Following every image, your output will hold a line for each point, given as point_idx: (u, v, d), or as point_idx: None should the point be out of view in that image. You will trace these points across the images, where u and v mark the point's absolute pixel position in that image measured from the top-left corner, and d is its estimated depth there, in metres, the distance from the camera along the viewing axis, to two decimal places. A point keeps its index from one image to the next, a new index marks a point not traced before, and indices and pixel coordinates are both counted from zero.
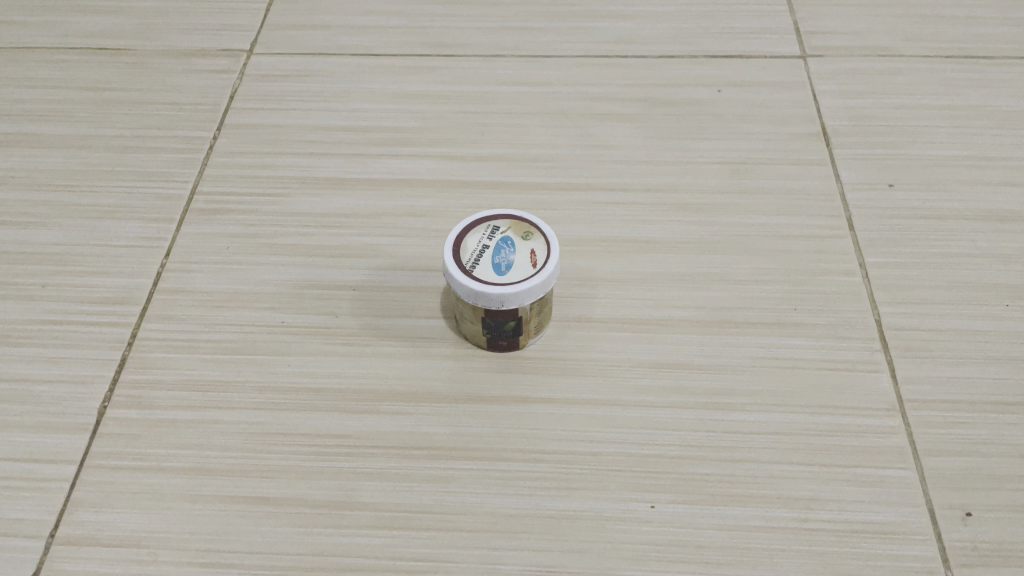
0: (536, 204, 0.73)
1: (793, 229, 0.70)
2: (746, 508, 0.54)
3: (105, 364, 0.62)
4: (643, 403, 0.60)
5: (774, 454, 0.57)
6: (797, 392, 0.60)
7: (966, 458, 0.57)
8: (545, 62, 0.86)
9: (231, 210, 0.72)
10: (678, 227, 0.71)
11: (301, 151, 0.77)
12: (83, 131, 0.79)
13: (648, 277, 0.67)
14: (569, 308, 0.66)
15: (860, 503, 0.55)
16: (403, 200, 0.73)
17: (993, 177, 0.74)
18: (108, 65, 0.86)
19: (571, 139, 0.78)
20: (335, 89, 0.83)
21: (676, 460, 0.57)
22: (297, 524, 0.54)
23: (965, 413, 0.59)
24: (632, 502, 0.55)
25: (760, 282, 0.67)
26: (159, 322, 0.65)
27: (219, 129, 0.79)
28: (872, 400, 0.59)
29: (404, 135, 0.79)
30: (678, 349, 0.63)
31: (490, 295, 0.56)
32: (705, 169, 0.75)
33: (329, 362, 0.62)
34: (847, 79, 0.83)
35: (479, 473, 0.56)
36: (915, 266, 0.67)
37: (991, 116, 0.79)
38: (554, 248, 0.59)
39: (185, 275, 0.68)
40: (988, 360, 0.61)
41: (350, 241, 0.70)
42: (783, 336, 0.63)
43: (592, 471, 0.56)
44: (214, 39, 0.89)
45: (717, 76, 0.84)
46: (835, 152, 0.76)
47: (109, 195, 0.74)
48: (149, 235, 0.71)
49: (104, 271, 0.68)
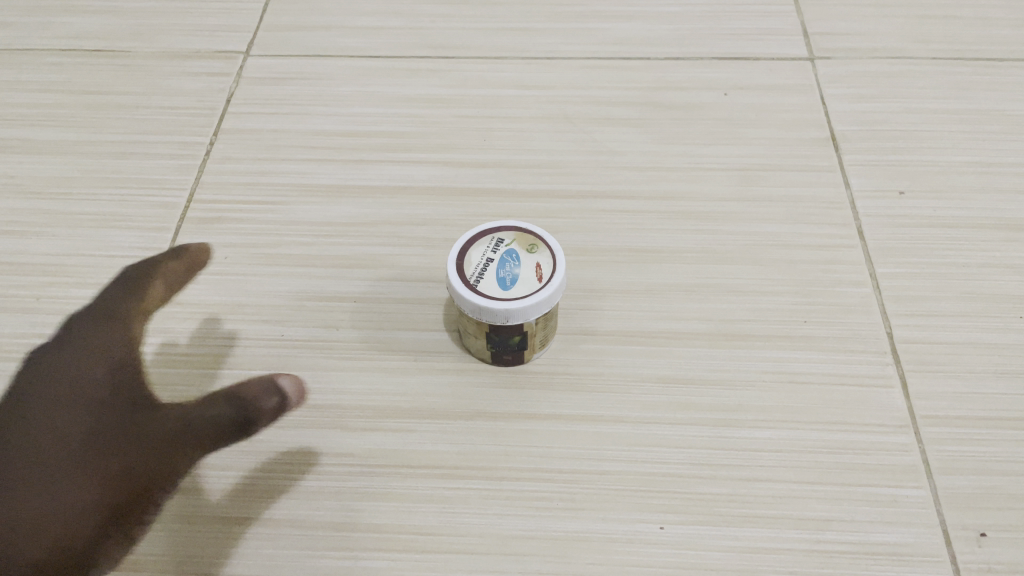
0: (539, 213, 0.71)
1: (802, 239, 0.69)
2: (757, 529, 0.53)
3: (99, 379, 0.60)
4: (650, 419, 0.58)
5: (783, 473, 0.56)
6: (808, 409, 0.59)
7: (980, 477, 0.55)
8: (548, 64, 0.84)
9: (229, 218, 0.71)
10: (685, 236, 0.69)
11: (300, 157, 0.76)
12: (78, 136, 0.78)
13: (655, 288, 0.66)
14: (574, 321, 0.64)
15: (872, 524, 0.54)
16: (404, 208, 0.72)
17: (1005, 184, 0.72)
18: (102, 67, 0.85)
19: (575, 144, 0.77)
20: (335, 93, 0.81)
21: (686, 480, 0.56)
22: (299, 547, 0.53)
23: (977, 430, 0.58)
24: (642, 523, 0.54)
25: (770, 294, 0.65)
26: (156, 336, 0.63)
27: (216, 134, 0.78)
28: (884, 416, 0.58)
29: (405, 140, 0.77)
30: (686, 364, 0.61)
31: (494, 311, 0.55)
32: (712, 175, 0.74)
33: (330, 378, 0.61)
34: (856, 83, 0.81)
35: (485, 493, 0.55)
36: (926, 277, 0.66)
37: (1003, 120, 0.78)
38: (560, 262, 0.57)
39: (181, 286, 0.66)
40: (1001, 376, 0.60)
41: (351, 251, 0.69)
42: (792, 350, 0.62)
43: (600, 491, 0.55)
44: (211, 41, 0.87)
45: (723, 79, 0.82)
46: (844, 158, 0.75)
47: (105, 204, 0.72)
48: (147, 245, 0.69)
49: (99, 283, 0.67)
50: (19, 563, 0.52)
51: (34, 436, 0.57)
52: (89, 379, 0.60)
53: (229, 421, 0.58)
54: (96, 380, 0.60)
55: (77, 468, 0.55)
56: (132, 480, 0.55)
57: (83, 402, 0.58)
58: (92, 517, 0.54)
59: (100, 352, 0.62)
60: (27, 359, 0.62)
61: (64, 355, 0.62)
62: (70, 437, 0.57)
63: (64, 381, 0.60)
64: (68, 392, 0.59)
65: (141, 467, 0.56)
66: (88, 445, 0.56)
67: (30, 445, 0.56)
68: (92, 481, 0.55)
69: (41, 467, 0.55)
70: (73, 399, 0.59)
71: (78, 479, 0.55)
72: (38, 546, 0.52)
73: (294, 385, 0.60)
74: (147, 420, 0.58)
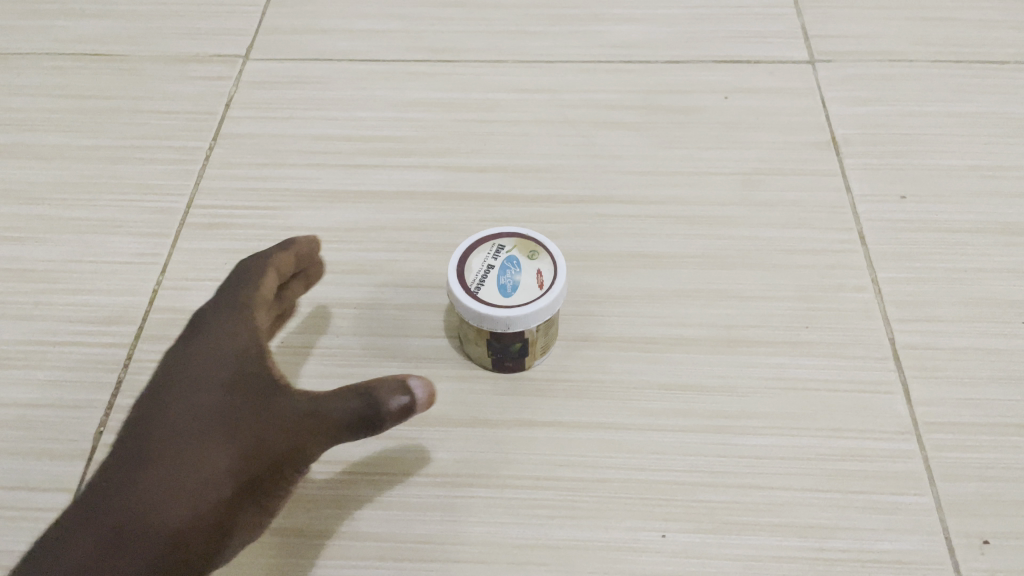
0: (540, 218, 0.71)
1: (803, 243, 0.69)
2: (760, 537, 0.53)
3: (100, 388, 0.60)
4: (651, 426, 0.58)
5: (786, 480, 0.56)
6: (810, 415, 0.59)
7: (983, 484, 0.55)
8: (548, 67, 0.84)
9: (228, 224, 0.71)
10: (686, 241, 0.69)
11: (299, 161, 0.75)
12: (76, 141, 0.78)
13: (656, 294, 0.66)
14: (574, 327, 0.64)
15: (875, 531, 0.53)
16: (404, 213, 0.71)
17: (1007, 188, 0.72)
18: (100, 71, 0.84)
19: (575, 148, 0.76)
20: (334, 97, 0.81)
21: (687, 487, 0.55)
22: (300, 556, 0.53)
23: (980, 436, 0.57)
24: (644, 531, 0.54)
25: (771, 299, 0.65)
26: (155, 343, 0.63)
27: (215, 139, 0.78)
28: (887, 422, 0.58)
29: (404, 145, 0.77)
30: (687, 370, 0.61)
31: (495, 318, 0.55)
32: (712, 179, 0.74)
33: (330, 385, 0.60)
34: (857, 86, 0.81)
35: (486, 501, 0.55)
36: (928, 282, 0.66)
37: (1004, 123, 0.77)
38: (561, 268, 0.57)
39: (181, 293, 0.66)
40: (1004, 382, 0.60)
41: (350, 257, 0.68)
42: (794, 356, 0.62)
43: (601, 499, 0.55)
44: (209, 44, 0.87)
45: (724, 83, 0.82)
46: (845, 162, 0.75)
47: (104, 210, 0.72)
48: (145, 251, 0.69)
49: (98, 289, 0.66)
50: (132, 556, 0.43)
51: (168, 411, 0.48)
52: (233, 344, 0.50)
53: (353, 413, 0.46)
54: (237, 345, 0.50)
55: (202, 432, 0.46)
56: (247, 464, 0.46)
57: (237, 371, 0.49)
58: (220, 499, 0.45)
59: (240, 314, 0.52)
60: (192, 324, 0.53)
61: (221, 315, 0.52)
62: (207, 412, 0.47)
63: (212, 347, 0.50)
64: (226, 357, 0.49)
65: (263, 438, 0.46)
66: (227, 419, 0.47)
67: (165, 424, 0.47)
68: (219, 463, 0.46)
69: (173, 449, 0.46)
70: (225, 370, 0.49)
71: (202, 460, 0.46)
72: (158, 536, 0.44)
73: (424, 388, 0.48)
74: (260, 395, 0.48)
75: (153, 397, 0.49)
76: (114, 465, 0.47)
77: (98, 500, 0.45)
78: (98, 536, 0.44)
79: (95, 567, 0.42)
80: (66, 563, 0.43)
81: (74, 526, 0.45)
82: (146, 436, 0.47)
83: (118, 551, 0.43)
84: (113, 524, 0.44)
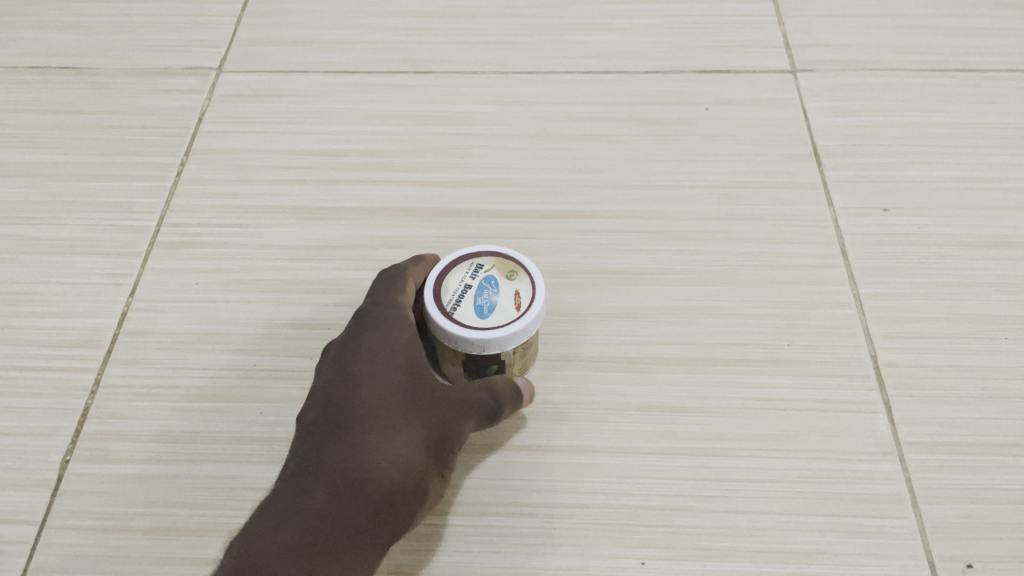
0: (518, 234, 0.70)
1: (784, 259, 0.68)
2: (739, 564, 0.52)
3: (66, 416, 0.59)
4: (631, 449, 0.57)
5: (767, 504, 0.55)
6: (792, 436, 0.58)
7: (966, 506, 0.55)
8: (527, 79, 0.83)
9: (200, 243, 0.69)
10: (666, 257, 0.68)
11: (272, 177, 0.74)
12: (44, 158, 0.76)
13: (636, 312, 0.65)
14: (553, 346, 0.63)
15: (857, 556, 0.53)
16: (380, 230, 0.70)
17: (991, 201, 0.71)
18: (70, 85, 0.83)
19: (554, 162, 0.75)
20: (309, 110, 0.80)
21: (667, 512, 0.54)
22: None
23: (963, 456, 0.57)
24: (623, 559, 0.53)
25: (753, 317, 0.64)
26: (124, 367, 0.61)
27: (187, 154, 0.76)
28: (869, 443, 0.57)
29: (380, 159, 0.76)
30: (667, 391, 0.60)
31: (470, 341, 0.53)
32: (693, 193, 0.73)
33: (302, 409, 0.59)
34: (839, 96, 0.80)
35: (463, 530, 0.54)
36: (910, 297, 0.65)
37: (987, 134, 0.77)
38: (539, 290, 0.55)
39: (151, 314, 0.65)
40: (988, 400, 0.59)
41: (324, 275, 0.67)
42: (775, 375, 0.61)
43: (580, 525, 0.54)
44: (182, 57, 0.85)
45: (704, 93, 0.81)
46: (826, 174, 0.74)
47: (73, 228, 0.71)
48: (115, 272, 0.68)
49: (65, 312, 0.65)
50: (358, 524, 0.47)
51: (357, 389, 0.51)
52: (400, 333, 0.54)
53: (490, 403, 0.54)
54: (406, 336, 0.54)
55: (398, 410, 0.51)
56: (431, 440, 0.51)
57: (411, 357, 0.53)
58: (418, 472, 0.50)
59: (399, 310, 0.55)
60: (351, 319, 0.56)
61: (382, 310, 0.55)
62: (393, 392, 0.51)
63: (383, 336, 0.53)
64: (398, 342, 0.53)
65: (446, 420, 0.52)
66: (411, 398, 0.51)
67: (357, 403, 0.51)
68: (414, 441, 0.50)
69: (368, 424, 0.50)
70: (400, 356, 0.52)
71: (400, 437, 0.50)
72: (376, 505, 0.48)
73: (529, 386, 0.57)
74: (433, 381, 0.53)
75: (335, 381, 0.52)
76: (314, 440, 0.51)
77: (311, 467, 0.49)
78: (321, 499, 0.48)
79: (324, 525, 0.47)
80: (298, 523, 0.47)
81: (296, 490, 0.49)
82: (339, 415, 0.51)
83: (345, 518, 0.47)
84: (332, 485, 0.48)
